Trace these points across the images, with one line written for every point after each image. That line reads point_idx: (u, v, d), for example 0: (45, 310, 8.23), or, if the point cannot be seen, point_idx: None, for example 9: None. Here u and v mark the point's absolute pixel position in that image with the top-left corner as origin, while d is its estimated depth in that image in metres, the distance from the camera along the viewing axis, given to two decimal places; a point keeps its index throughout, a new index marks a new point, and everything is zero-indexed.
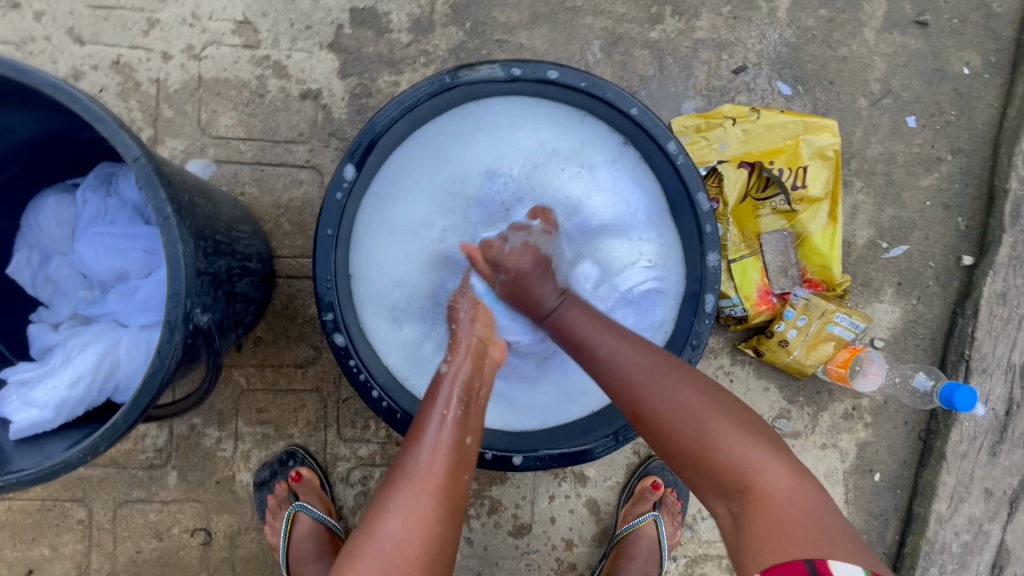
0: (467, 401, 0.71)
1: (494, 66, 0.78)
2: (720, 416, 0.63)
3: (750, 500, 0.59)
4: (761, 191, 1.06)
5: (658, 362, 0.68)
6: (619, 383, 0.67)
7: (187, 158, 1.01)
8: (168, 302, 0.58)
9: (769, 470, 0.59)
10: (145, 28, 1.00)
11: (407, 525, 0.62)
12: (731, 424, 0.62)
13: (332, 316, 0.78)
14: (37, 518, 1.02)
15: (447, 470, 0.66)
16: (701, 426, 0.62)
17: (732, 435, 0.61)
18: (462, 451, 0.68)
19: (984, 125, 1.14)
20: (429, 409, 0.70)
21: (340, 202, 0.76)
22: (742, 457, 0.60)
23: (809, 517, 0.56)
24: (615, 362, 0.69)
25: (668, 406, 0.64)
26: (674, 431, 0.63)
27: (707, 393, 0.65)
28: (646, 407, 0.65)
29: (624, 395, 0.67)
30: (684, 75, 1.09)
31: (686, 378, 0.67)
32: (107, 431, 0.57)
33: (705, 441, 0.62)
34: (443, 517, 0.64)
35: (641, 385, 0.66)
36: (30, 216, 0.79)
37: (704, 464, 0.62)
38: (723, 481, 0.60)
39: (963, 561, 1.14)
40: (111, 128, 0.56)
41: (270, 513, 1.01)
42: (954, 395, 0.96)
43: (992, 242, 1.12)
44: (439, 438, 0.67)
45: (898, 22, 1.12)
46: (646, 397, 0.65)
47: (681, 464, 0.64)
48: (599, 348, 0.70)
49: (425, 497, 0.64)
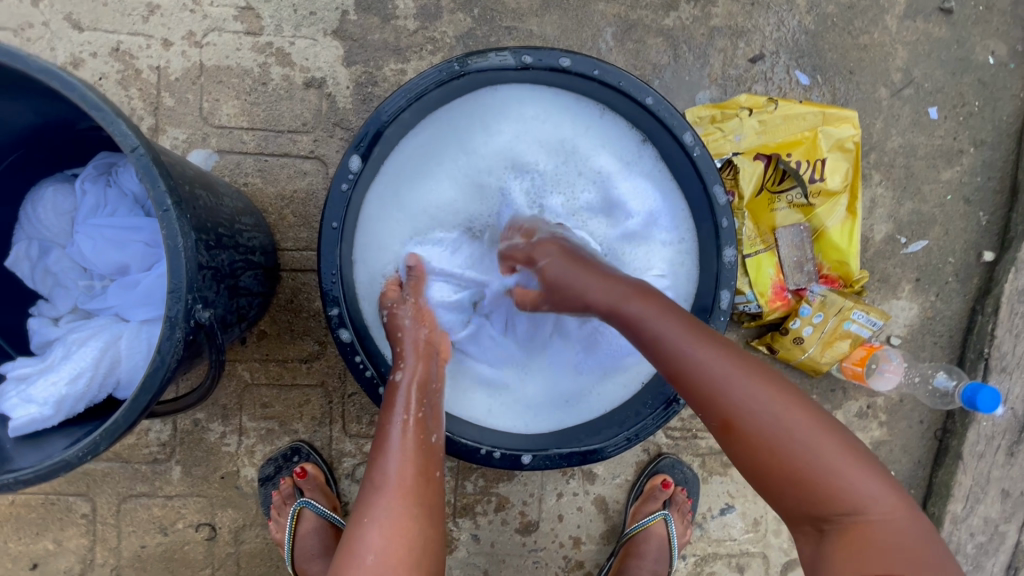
0: (424, 402, 0.70)
1: (504, 53, 0.75)
2: (817, 430, 0.54)
3: (848, 522, 0.52)
4: (778, 184, 1.02)
5: (750, 364, 0.58)
6: (710, 386, 0.57)
7: (189, 148, 0.99)
8: (168, 298, 0.56)
9: (873, 493, 0.52)
10: (146, 13, 0.98)
11: (385, 534, 0.59)
12: (833, 444, 0.54)
13: (336, 311, 0.75)
14: (40, 512, 1.01)
15: (415, 471, 0.64)
16: (804, 444, 0.54)
17: (833, 453, 0.54)
18: (428, 450, 0.67)
19: (1009, 116, 1.11)
20: (389, 413, 0.68)
21: (345, 194, 0.74)
22: (843, 478, 0.52)
23: (911, 539, 0.50)
24: (700, 366, 0.57)
25: (764, 419, 0.55)
26: (770, 446, 0.54)
27: (797, 402, 0.56)
28: (739, 417, 0.56)
29: (711, 401, 0.57)
30: (699, 63, 1.06)
31: (775, 385, 0.57)
32: (107, 429, 0.56)
33: (804, 459, 0.53)
34: (421, 518, 0.61)
35: (731, 392, 0.56)
36: (29, 207, 0.77)
37: (801, 482, 0.53)
38: (819, 501, 0.53)
39: (978, 562, 1.12)
40: (109, 116, 0.54)
41: (275, 509, 1.00)
42: (976, 396, 0.94)
43: (1014, 238, 1.08)
44: (404, 444, 0.66)
45: (921, 9, 1.08)
46: (742, 406, 0.56)
47: (767, 480, 0.55)
48: (679, 351, 0.58)
49: (397, 501, 0.62)
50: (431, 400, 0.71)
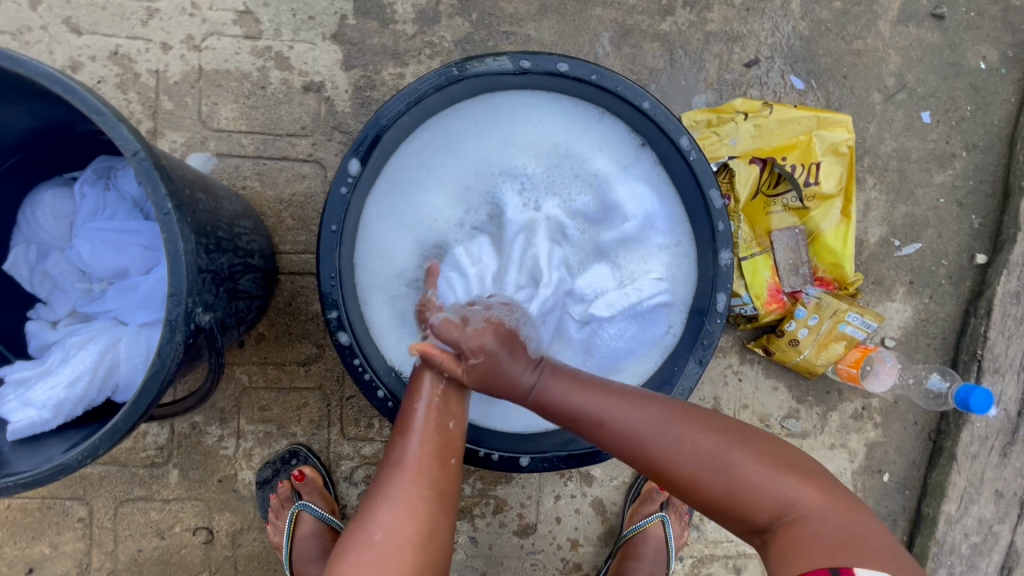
0: (451, 388, 0.71)
1: (502, 58, 0.76)
2: (736, 451, 0.61)
3: (783, 526, 0.57)
4: (773, 187, 1.03)
5: (666, 409, 0.65)
6: (633, 447, 0.63)
7: (187, 152, 0.99)
8: (169, 301, 0.56)
9: (798, 496, 0.58)
10: (144, 17, 0.98)
11: (395, 512, 0.62)
12: (755, 463, 0.60)
13: (335, 315, 0.76)
14: (36, 516, 1.01)
15: (431, 455, 0.66)
16: (727, 474, 0.60)
17: (756, 473, 0.59)
18: (447, 436, 0.68)
19: (1000, 121, 1.12)
20: (415, 397, 0.70)
21: (344, 197, 0.74)
22: (766, 488, 0.58)
23: (843, 527, 0.55)
24: (621, 425, 0.64)
25: (686, 457, 0.61)
26: (700, 484, 0.61)
27: (715, 428, 0.63)
28: (665, 465, 0.62)
29: (638, 454, 0.63)
30: (695, 68, 1.07)
31: (691, 421, 0.64)
32: (107, 432, 0.56)
33: (731, 481, 0.59)
34: (433, 501, 0.64)
35: (654, 448, 0.63)
36: (27, 210, 0.77)
37: (735, 509, 0.59)
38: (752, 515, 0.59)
39: (972, 562, 1.13)
40: (109, 120, 0.54)
41: (273, 512, 1.00)
42: (969, 397, 0.95)
43: (1006, 240, 1.10)
44: (426, 426, 0.68)
45: (913, 15, 1.10)
46: (664, 457, 0.62)
47: (709, 509, 0.62)
48: (598, 413, 0.65)
49: (412, 481, 0.64)
50: (457, 389, 0.71)
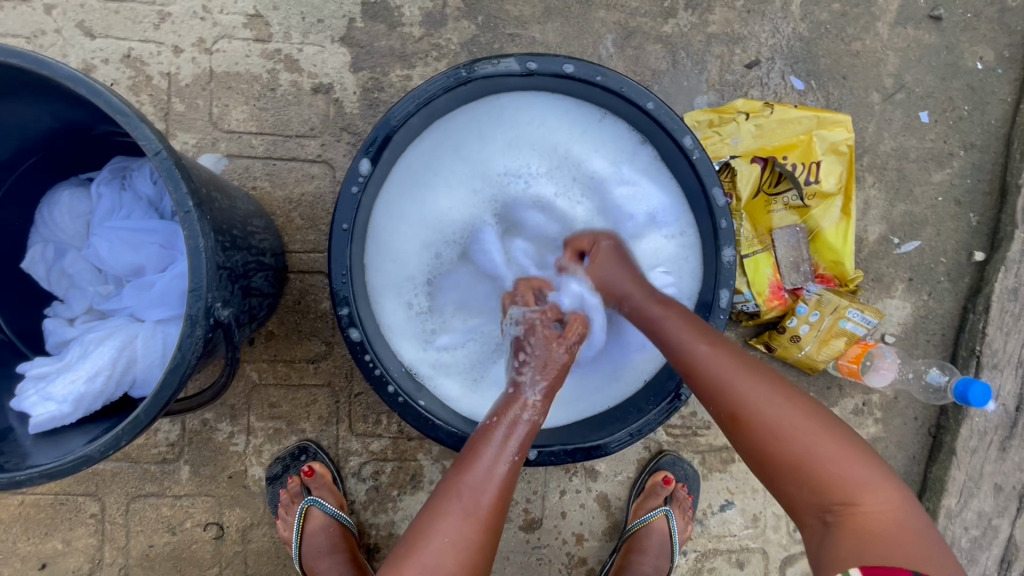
0: (523, 438, 0.69)
1: (509, 60, 0.78)
2: (816, 430, 0.61)
3: (849, 513, 0.57)
4: (774, 186, 1.05)
5: (755, 367, 0.66)
6: (720, 387, 0.64)
7: (198, 152, 1.00)
8: (189, 297, 0.57)
9: (872, 489, 0.58)
10: (156, 21, 1.00)
11: (454, 556, 0.59)
12: (832, 443, 0.60)
13: (347, 311, 0.77)
14: (49, 512, 1.02)
15: (494, 500, 0.63)
16: (805, 440, 0.60)
17: (834, 451, 0.59)
18: (507, 484, 0.65)
19: (997, 120, 1.14)
20: (484, 442, 0.68)
21: (355, 196, 0.76)
22: (842, 471, 0.58)
23: (905, 530, 0.56)
24: (715, 364, 0.65)
25: (772, 414, 0.61)
26: (779, 441, 0.61)
27: (802, 403, 0.63)
28: (748, 414, 0.62)
29: (726, 395, 0.63)
30: (697, 69, 1.09)
31: (780, 386, 0.64)
32: (128, 424, 0.57)
33: (808, 455, 0.59)
34: (486, 546, 0.61)
35: (742, 394, 0.63)
36: (45, 209, 0.78)
37: (807, 475, 0.59)
38: (821, 493, 0.59)
39: (972, 555, 1.14)
40: (132, 121, 0.55)
41: (282, 508, 1.01)
42: (968, 391, 0.96)
43: (1004, 238, 1.11)
44: (492, 472, 0.65)
45: (911, 16, 1.12)
46: (749, 404, 0.62)
47: (773, 472, 0.61)
48: (695, 349, 0.67)
49: (469, 524, 0.61)
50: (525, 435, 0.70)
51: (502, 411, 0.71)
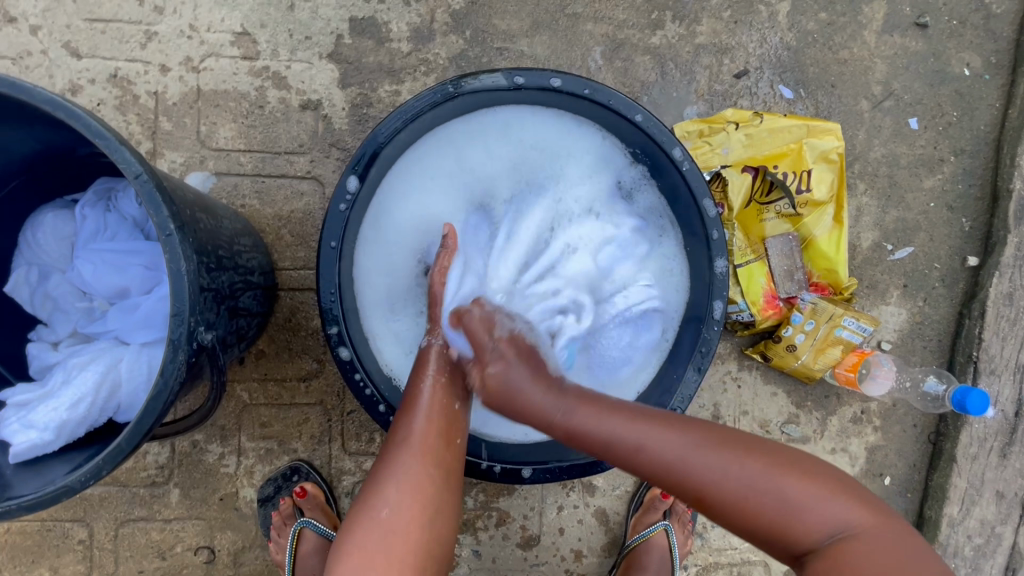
0: (453, 368, 0.74)
1: (497, 74, 0.77)
2: (780, 471, 0.58)
3: (829, 548, 0.55)
4: (766, 195, 1.04)
5: (703, 434, 0.62)
6: (672, 470, 0.60)
7: (186, 171, 1.00)
8: (171, 321, 0.56)
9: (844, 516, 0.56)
10: (143, 40, 0.99)
11: (403, 489, 0.63)
12: (797, 480, 0.58)
13: (336, 330, 0.77)
14: (36, 539, 1.00)
15: (440, 435, 0.67)
16: (772, 494, 0.57)
17: (803, 492, 0.57)
18: (453, 415, 0.70)
19: (986, 125, 1.14)
20: (420, 374, 0.72)
21: (343, 214, 0.75)
22: (811, 509, 0.56)
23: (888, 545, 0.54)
24: (656, 448, 0.61)
25: (729, 474, 0.58)
26: (748, 507, 0.57)
27: (759, 447, 0.61)
28: (708, 490, 0.59)
29: (682, 482, 0.60)
30: (686, 80, 1.09)
31: (730, 440, 0.61)
32: (110, 453, 0.56)
33: (776, 502, 0.57)
34: (438, 477, 0.65)
35: (698, 472, 0.59)
36: (29, 232, 0.77)
37: (785, 530, 0.56)
38: (797, 540, 0.56)
39: (976, 564, 1.13)
40: (112, 144, 0.55)
41: (275, 530, 0.99)
42: (965, 399, 0.96)
43: (996, 243, 1.11)
44: (431, 403, 0.69)
45: (898, 24, 1.12)
46: (705, 478, 0.59)
47: (749, 533, 0.58)
48: (625, 436, 0.63)
49: (420, 462, 0.65)
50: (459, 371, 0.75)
51: (425, 347, 0.76)
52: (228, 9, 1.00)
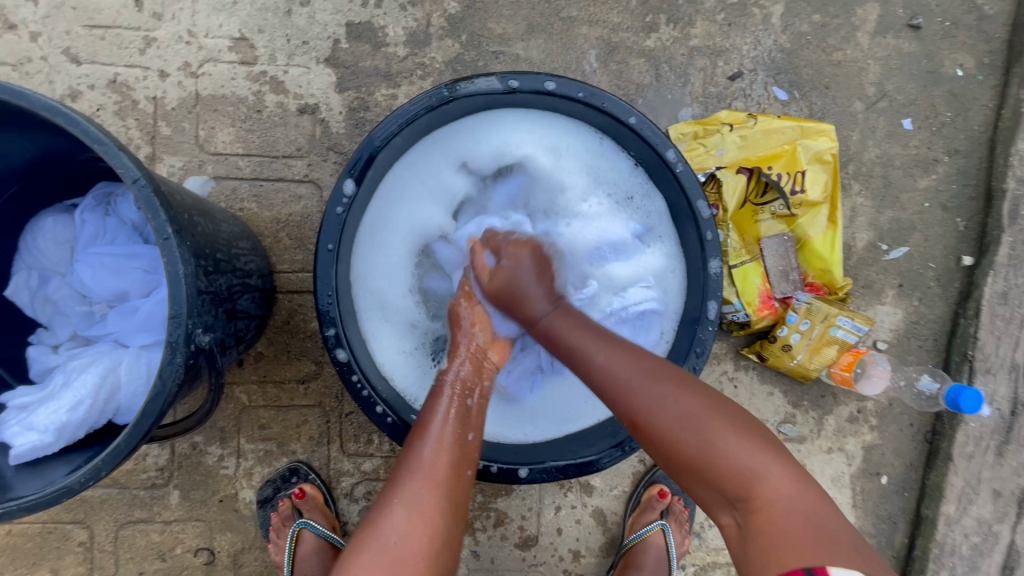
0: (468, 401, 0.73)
1: (491, 78, 0.78)
2: (721, 422, 0.60)
3: (752, 506, 0.56)
4: (761, 196, 1.06)
5: (658, 370, 0.66)
6: (618, 390, 0.65)
7: (185, 175, 1.01)
8: (170, 324, 0.57)
9: (774, 479, 0.56)
10: (142, 46, 1.00)
11: (412, 519, 0.60)
12: (733, 434, 0.59)
13: (333, 332, 0.77)
14: (37, 542, 1.01)
15: (450, 466, 0.65)
16: (703, 433, 0.60)
17: (735, 443, 0.58)
18: (465, 447, 0.68)
19: (980, 125, 1.15)
20: (434, 405, 0.70)
21: (340, 217, 0.76)
22: (740, 462, 0.58)
23: (810, 525, 0.52)
24: (611, 364, 0.67)
25: (667, 407, 0.62)
26: (677, 439, 0.60)
27: (706, 397, 0.63)
28: (644, 415, 0.63)
29: (623, 401, 0.65)
30: (680, 82, 1.09)
31: (682, 382, 0.65)
32: (109, 454, 0.56)
33: (704, 449, 0.59)
34: (447, 510, 0.63)
35: (640, 396, 0.64)
36: (29, 236, 0.78)
37: (711, 473, 0.58)
38: (724, 489, 0.58)
39: (973, 563, 1.14)
40: (110, 149, 0.55)
41: (274, 531, 1.00)
42: (959, 397, 0.96)
43: (991, 242, 1.12)
44: (443, 434, 0.67)
45: (891, 26, 1.13)
46: (645, 404, 0.63)
47: (680, 472, 0.61)
48: (591, 347, 0.70)
49: (432, 490, 0.63)
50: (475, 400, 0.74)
51: (439, 380, 0.74)
52: (226, 15, 1.01)
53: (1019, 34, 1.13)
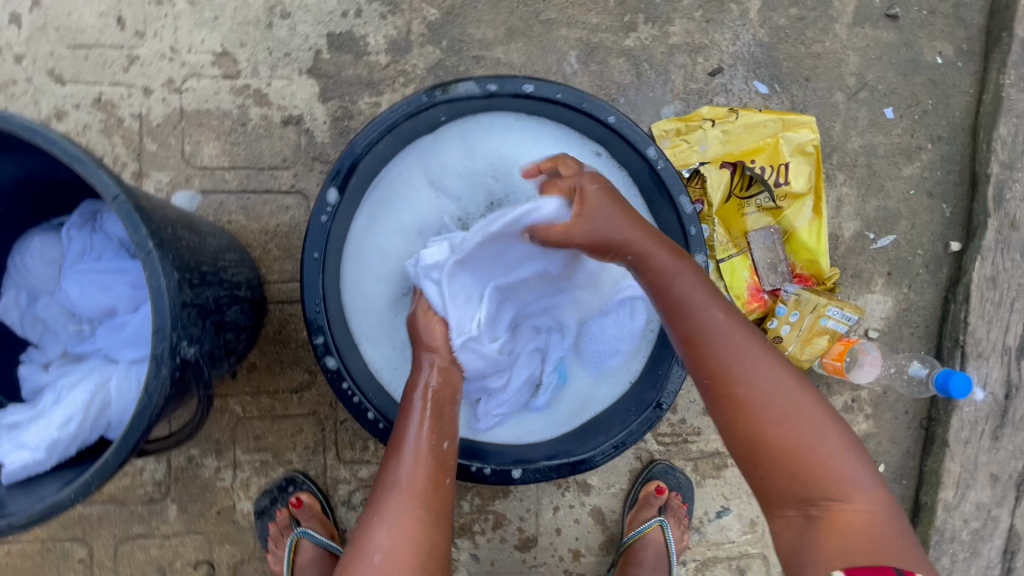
0: (439, 410, 0.71)
1: (469, 84, 0.80)
2: (829, 424, 0.60)
3: (835, 509, 0.58)
4: (745, 190, 1.06)
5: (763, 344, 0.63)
6: (726, 365, 0.61)
7: (173, 191, 1.02)
8: (154, 337, 0.58)
9: (864, 490, 0.59)
10: (126, 64, 1.01)
11: (394, 535, 0.63)
12: (837, 434, 0.60)
13: (322, 339, 0.79)
14: (37, 560, 1.01)
15: (428, 479, 0.67)
16: (808, 423, 0.60)
17: (836, 446, 0.60)
18: (440, 454, 0.69)
19: (962, 112, 1.15)
20: (406, 415, 0.71)
21: (325, 225, 0.78)
22: (843, 466, 0.59)
23: (886, 530, 0.58)
24: (724, 342, 0.62)
25: (779, 399, 0.60)
26: (781, 427, 0.60)
27: (814, 396, 0.62)
28: (752, 396, 0.61)
29: (732, 378, 0.61)
30: (661, 80, 1.10)
31: (797, 376, 0.62)
32: (98, 470, 0.57)
33: (808, 442, 0.59)
34: (429, 522, 0.65)
35: (748, 374, 0.61)
36: (18, 256, 0.79)
37: (804, 463, 0.59)
38: (812, 486, 0.59)
39: (974, 548, 1.14)
40: (90, 167, 0.56)
41: (272, 541, 1.01)
42: (948, 382, 0.96)
43: (978, 227, 1.12)
44: (418, 447, 0.68)
45: (868, 16, 1.14)
46: (756, 387, 0.60)
47: (763, 461, 0.60)
48: (705, 317, 0.63)
49: (410, 505, 0.65)
50: (447, 401, 0.73)
51: (413, 382, 0.73)
52: (208, 30, 1.02)
53: (995, 20, 1.14)
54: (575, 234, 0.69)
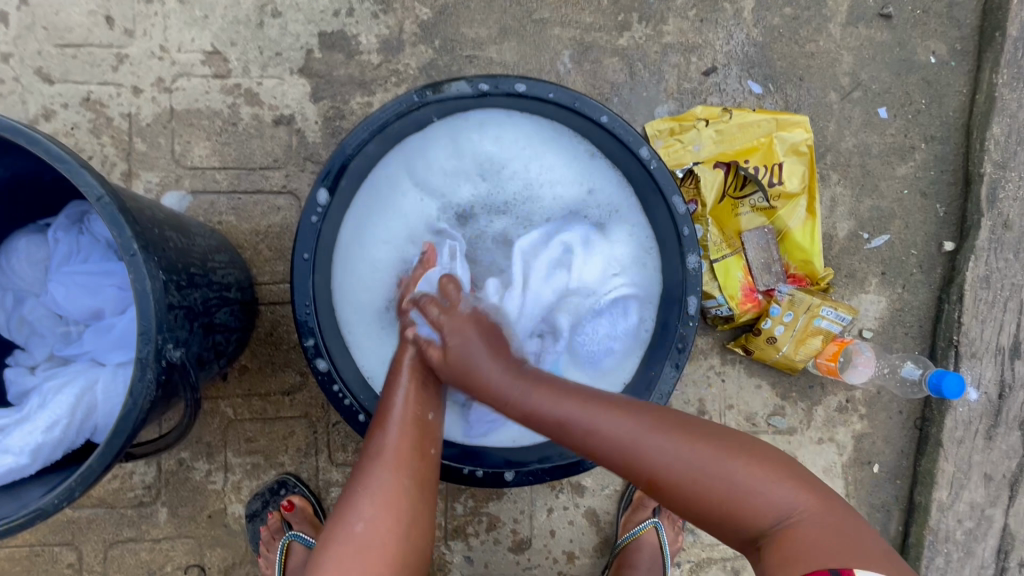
0: (427, 383, 0.75)
1: (461, 83, 0.78)
2: (739, 460, 0.60)
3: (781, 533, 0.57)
4: (739, 190, 1.06)
5: (645, 414, 0.65)
6: (625, 458, 0.62)
7: (163, 191, 1.01)
8: (138, 340, 0.57)
9: (799, 501, 0.58)
10: (115, 63, 1.00)
11: (376, 502, 0.63)
12: (754, 463, 0.60)
13: (312, 341, 0.78)
14: (25, 565, 1.00)
15: (411, 446, 0.68)
16: (716, 471, 0.59)
17: (753, 475, 0.59)
18: (425, 423, 0.70)
19: (955, 111, 1.15)
20: (392, 388, 0.72)
21: (315, 226, 0.76)
22: (764, 495, 0.58)
23: (831, 532, 0.56)
24: (603, 437, 0.63)
25: (680, 470, 0.60)
26: (700, 491, 0.59)
27: (715, 436, 0.62)
28: (657, 475, 0.61)
29: (634, 465, 0.61)
30: (655, 79, 1.10)
31: (689, 427, 0.63)
32: (81, 475, 0.56)
33: (731, 488, 0.58)
34: (413, 488, 0.66)
35: (644, 456, 0.61)
36: (3, 257, 0.78)
37: (734, 509, 0.58)
38: (747, 523, 0.58)
39: (968, 548, 1.14)
40: (73, 168, 0.55)
41: (264, 545, 0.99)
42: (942, 383, 0.96)
43: (971, 226, 1.12)
44: (404, 416, 0.69)
45: (862, 16, 1.14)
46: (650, 463, 0.61)
47: (701, 516, 0.60)
48: (579, 419, 0.65)
49: (393, 472, 0.65)
50: (431, 374, 0.76)
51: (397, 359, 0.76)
52: (198, 29, 1.01)
53: (988, 20, 1.14)
54: (444, 373, 0.75)
